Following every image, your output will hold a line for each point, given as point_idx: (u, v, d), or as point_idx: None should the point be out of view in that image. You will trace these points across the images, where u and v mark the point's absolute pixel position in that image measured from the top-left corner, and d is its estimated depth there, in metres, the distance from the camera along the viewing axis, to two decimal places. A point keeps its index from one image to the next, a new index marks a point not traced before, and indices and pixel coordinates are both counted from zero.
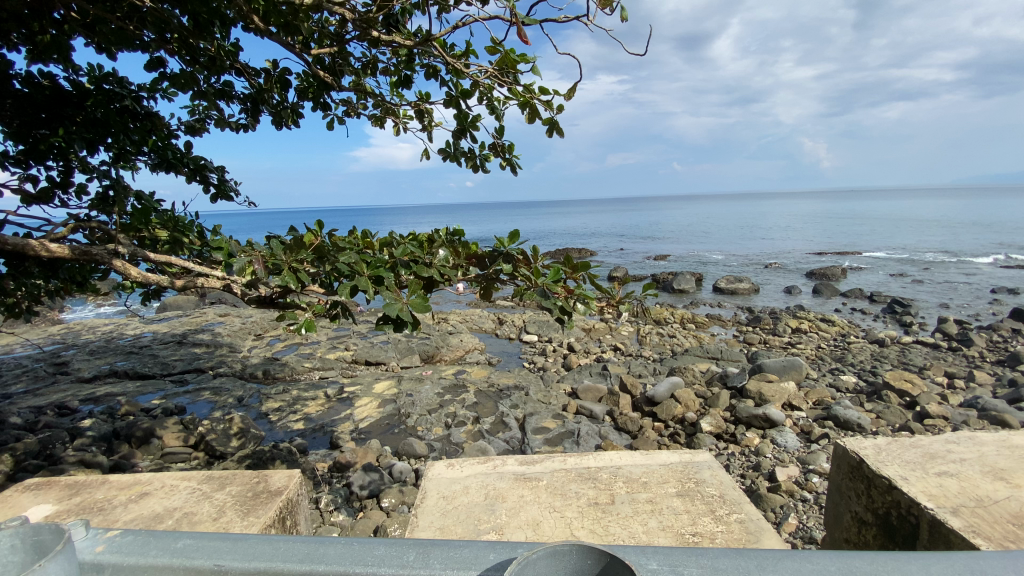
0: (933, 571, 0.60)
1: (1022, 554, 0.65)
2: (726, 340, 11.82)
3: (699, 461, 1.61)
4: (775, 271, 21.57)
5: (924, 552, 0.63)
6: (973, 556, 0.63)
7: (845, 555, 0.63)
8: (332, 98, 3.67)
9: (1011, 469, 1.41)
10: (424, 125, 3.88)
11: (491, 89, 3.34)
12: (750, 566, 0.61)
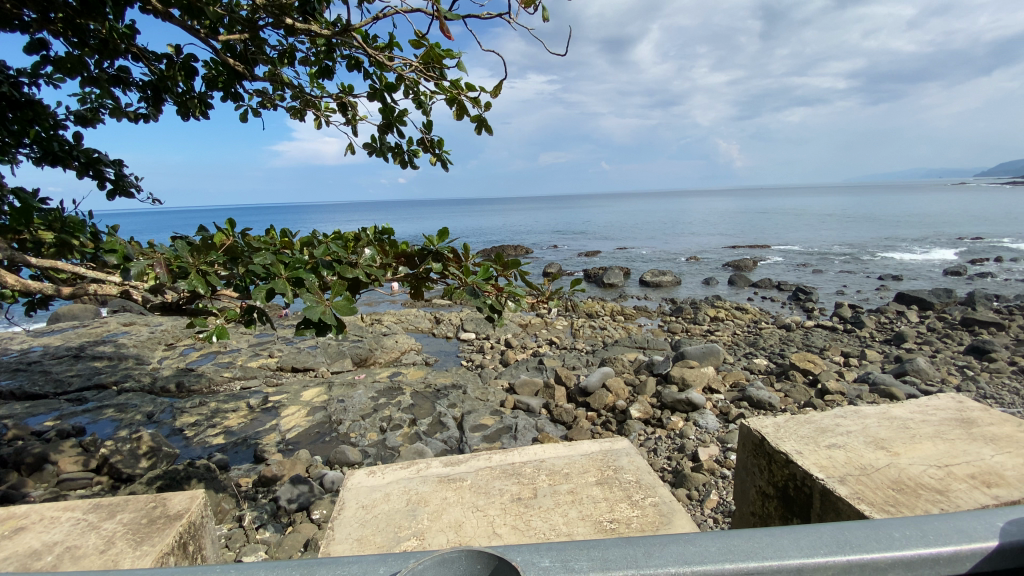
0: (801, 546, 0.64)
1: (910, 520, 0.72)
2: (652, 330, 12.42)
3: (617, 449, 1.65)
4: (696, 264, 22.91)
5: (799, 528, 0.68)
6: (844, 528, 0.69)
7: (727, 536, 0.66)
8: (245, 88, 3.40)
9: (889, 438, 1.54)
10: (347, 119, 3.72)
11: (416, 83, 3.25)
12: (638, 555, 0.62)
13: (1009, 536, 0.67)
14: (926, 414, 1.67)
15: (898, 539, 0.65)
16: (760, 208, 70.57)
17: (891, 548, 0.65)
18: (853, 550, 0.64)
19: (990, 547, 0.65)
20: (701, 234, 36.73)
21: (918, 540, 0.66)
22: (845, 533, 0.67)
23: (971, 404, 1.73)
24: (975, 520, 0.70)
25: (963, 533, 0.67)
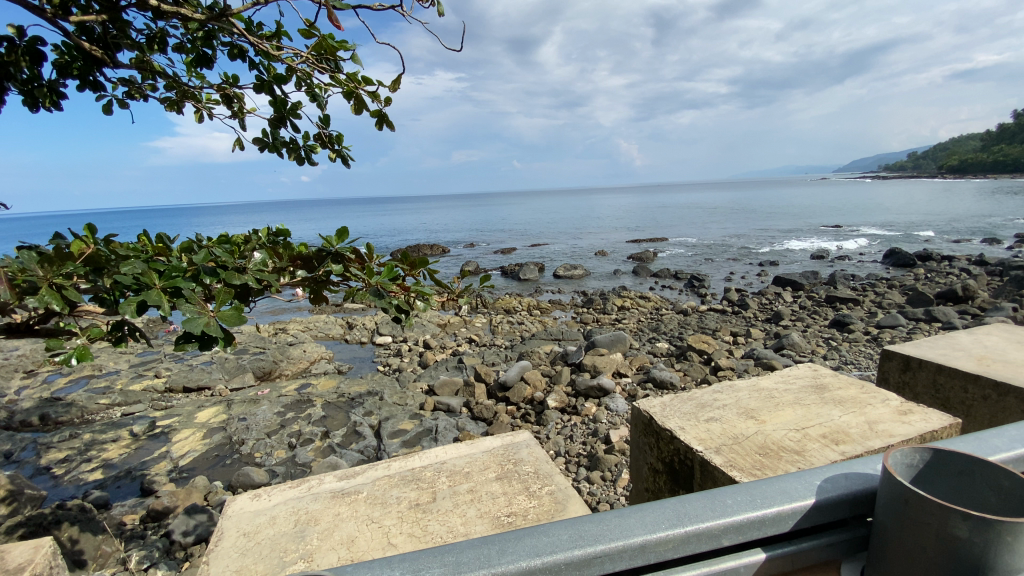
0: (648, 525, 0.67)
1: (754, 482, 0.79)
2: (566, 322, 12.85)
3: (518, 441, 1.66)
4: (604, 257, 24.04)
5: (647, 505, 0.71)
6: (685, 500, 0.74)
7: (578, 522, 0.68)
8: (108, 78, 2.96)
9: (758, 408, 1.69)
10: (233, 112, 3.39)
11: (308, 76, 3.04)
12: (492, 556, 0.63)
13: (826, 492, 0.76)
14: (787, 382, 1.86)
15: (731, 505, 0.71)
16: (659, 204, 75.75)
17: (723, 513, 0.70)
18: (691, 519, 0.68)
19: (811, 502, 0.74)
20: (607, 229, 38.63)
21: (752, 505, 0.72)
22: (686, 505, 0.71)
23: (823, 371, 1.96)
24: (797, 479, 0.79)
25: (791, 494, 0.75)
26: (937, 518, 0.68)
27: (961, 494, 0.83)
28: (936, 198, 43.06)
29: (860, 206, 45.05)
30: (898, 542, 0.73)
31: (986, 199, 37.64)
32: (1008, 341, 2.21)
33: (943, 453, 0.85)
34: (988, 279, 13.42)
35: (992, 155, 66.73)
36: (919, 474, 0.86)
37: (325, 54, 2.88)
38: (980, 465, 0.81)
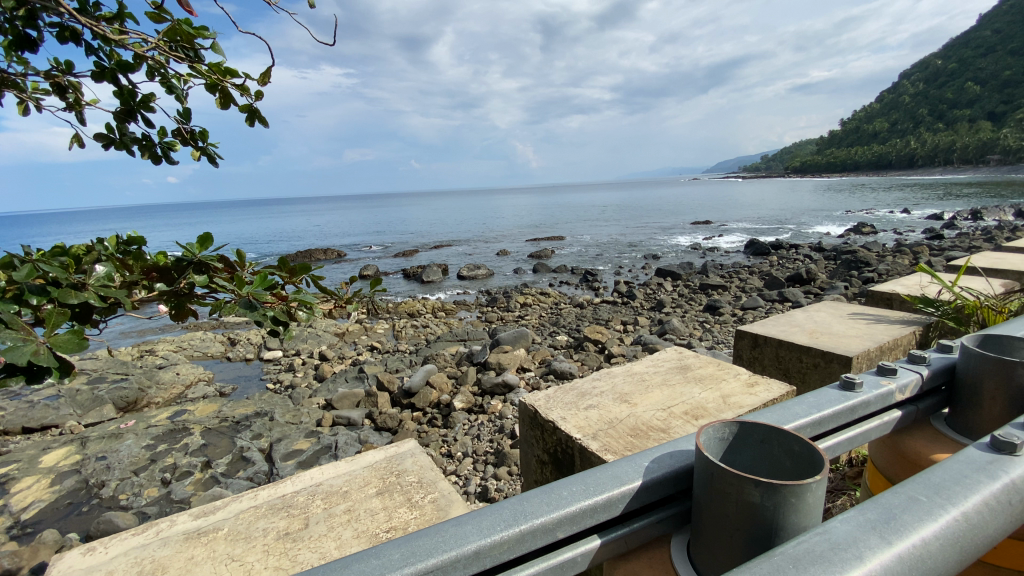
0: (485, 530, 0.52)
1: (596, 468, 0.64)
2: (471, 322, 12.85)
3: (403, 451, 1.59)
4: (505, 256, 24.43)
5: (481, 509, 0.56)
6: (528, 496, 0.59)
7: (411, 539, 0.52)
8: None
9: (631, 391, 1.81)
10: (68, 103, 2.86)
11: (162, 67, 2.49)
12: None
13: (651, 473, 0.61)
14: (657, 366, 2.01)
15: (567, 497, 0.57)
16: (555, 203, 78.88)
17: (567, 507, 0.56)
18: (527, 517, 0.54)
19: (637, 486, 0.60)
20: (507, 228, 39.34)
21: (585, 494, 0.58)
22: (524, 503, 0.57)
23: (687, 353, 2.14)
24: (626, 464, 0.64)
25: (616, 477, 0.60)
26: (736, 488, 0.52)
27: (766, 468, 0.61)
28: (784, 195, 49.74)
29: (727, 203, 50.71)
30: (711, 529, 0.55)
31: (822, 194, 44.34)
32: (832, 316, 2.57)
33: (749, 417, 0.63)
34: (825, 263, 15.75)
35: (824, 156, 78.62)
36: (726, 450, 0.64)
37: (179, 41, 2.32)
38: (781, 430, 0.61)
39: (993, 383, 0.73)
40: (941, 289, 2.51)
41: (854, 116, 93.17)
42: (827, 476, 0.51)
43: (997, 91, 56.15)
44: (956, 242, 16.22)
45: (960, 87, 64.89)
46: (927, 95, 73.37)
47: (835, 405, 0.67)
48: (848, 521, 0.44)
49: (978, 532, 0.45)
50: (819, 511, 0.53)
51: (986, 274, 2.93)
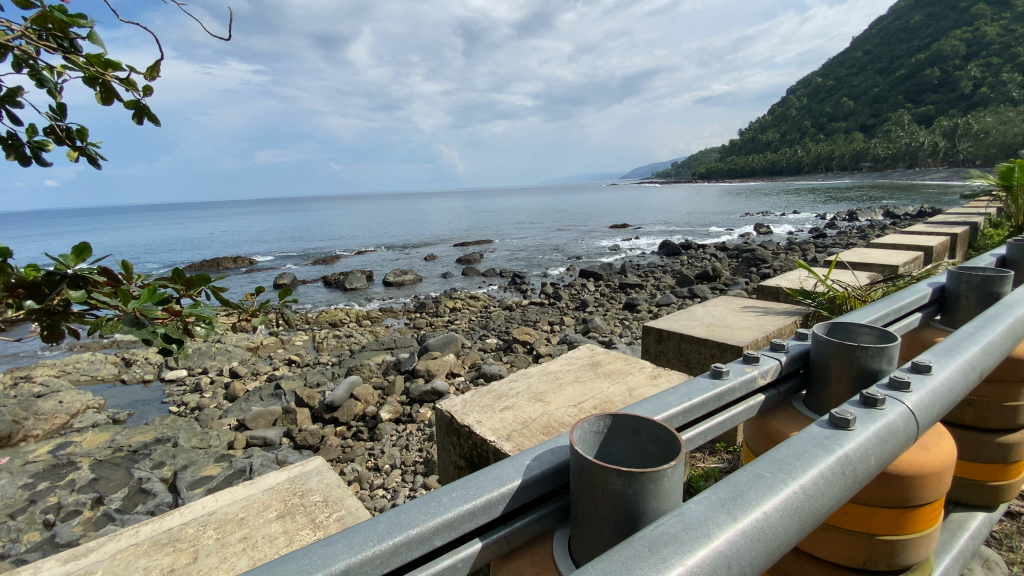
0: (357, 546, 0.50)
1: (480, 472, 0.64)
2: (398, 329, 12.51)
3: (308, 470, 1.51)
4: (433, 261, 24.09)
5: (354, 525, 0.53)
6: (408, 508, 0.57)
7: (285, 560, 0.49)
8: None
9: (545, 391, 1.84)
10: None
11: (31, 57, 2.15)
12: None
13: (530, 471, 0.62)
14: (570, 364, 2.07)
15: (445, 504, 0.56)
16: (482, 207, 79.05)
17: (446, 515, 0.55)
18: (403, 527, 0.53)
19: (516, 486, 0.60)
20: (434, 232, 38.82)
21: (465, 500, 0.57)
22: (401, 515, 0.55)
23: (599, 350, 2.23)
24: (508, 464, 0.64)
25: (495, 480, 0.60)
26: (602, 479, 0.53)
27: (638, 457, 0.62)
28: (695, 199, 53.35)
29: (644, 206, 53.52)
30: (584, 520, 0.56)
31: (727, 199, 48.12)
32: (727, 309, 2.79)
33: (620, 410, 0.64)
34: (730, 261, 17.07)
35: (727, 164, 85.40)
36: (601, 443, 0.65)
37: (51, 29, 1.99)
38: (651, 421, 0.63)
39: (839, 364, 0.80)
40: (816, 283, 2.81)
41: (751, 126, 101.97)
42: (683, 460, 0.54)
43: (867, 107, 63.94)
44: (837, 240, 18.23)
45: (837, 102, 73.18)
46: (810, 109, 82.01)
47: (703, 392, 0.71)
48: (702, 502, 0.47)
49: (815, 500, 0.49)
50: (679, 494, 0.55)
51: (853, 268, 3.32)
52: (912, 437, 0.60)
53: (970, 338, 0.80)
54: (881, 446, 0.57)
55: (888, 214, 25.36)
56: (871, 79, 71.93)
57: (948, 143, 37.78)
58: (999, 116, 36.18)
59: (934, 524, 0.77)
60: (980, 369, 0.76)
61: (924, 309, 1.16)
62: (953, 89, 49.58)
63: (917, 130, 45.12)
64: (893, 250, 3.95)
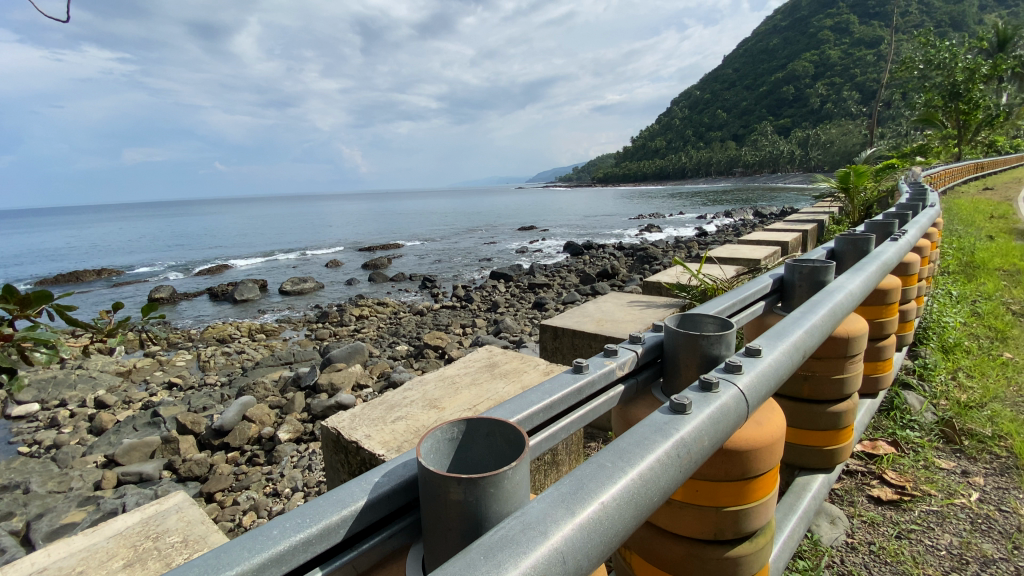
0: None
1: (327, 496, 0.60)
2: (298, 342, 11.70)
3: (165, 509, 1.36)
4: (335, 268, 22.85)
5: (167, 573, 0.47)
6: (232, 546, 0.52)
7: None
8: None
9: (439, 397, 1.80)
10: None
11: None
12: None
13: (378, 490, 0.59)
14: (465, 367, 2.05)
15: (274, 536, 0.52)
16: (387, 210, 76.66)
17: (275, 544, 0.51)
18: (226, 565, 0.48)
19: (362, 505, 0.58)
20: (336, 237, 36.90)
21: (301, 529, 0.54)
22: (221, 554, 0.50)
23: (496, 351, 2.23)
24: (356, 484, 0.61)
25: (338, 501, 0.57)
26: (442, 487, 0.52)
27: (492, 459, 0.62)
28: (596, 202, 56.10)
29: (549, 208, 55.21)
30: (433, 533, 0.54)
31: (624, 201, 51.19)
32: (616, 305, 2.95)
33: (476, 414, 0.63)
34: (627, 259, 18.19)
35: (622, 169, 90.85)
36: (455, 450, 0.63)
37: None
38: (507, 421, 0.63)
39: (686, 353, 0.86)
40: (690, 277, 3.06)
41: (642, 133, 109.53)
42: (526, 459, 0.54)
43: (738, 118, 71.68)
44: (717, 238, 20.17)
45: (713, 114, 81.19)
46: (691, 119, 90.08)
47: (564, 388, 0.73)
48: (545, 499, 0.47)
49: (649, 485, 0.51)
50: (525, 493, 0.55)
51: (723, 263, 3.68)
52: (742, 416, 0.66)
53: (797, 322, 0.90)
54: (714, 427, 0.61)
55: (758, 213, 28.62)
56: (740, 94, 80.68)
57: (802, 151, 43.45)
58: (840, 128, 42.36)
59: (771, 493, 0.85)
60: (804, 350, 0.86)
61: (767, 298, 1.30)
62: (804, 104, 57.10)
63: (778, 139, 51.31)
64: (758, 246, 4.44)
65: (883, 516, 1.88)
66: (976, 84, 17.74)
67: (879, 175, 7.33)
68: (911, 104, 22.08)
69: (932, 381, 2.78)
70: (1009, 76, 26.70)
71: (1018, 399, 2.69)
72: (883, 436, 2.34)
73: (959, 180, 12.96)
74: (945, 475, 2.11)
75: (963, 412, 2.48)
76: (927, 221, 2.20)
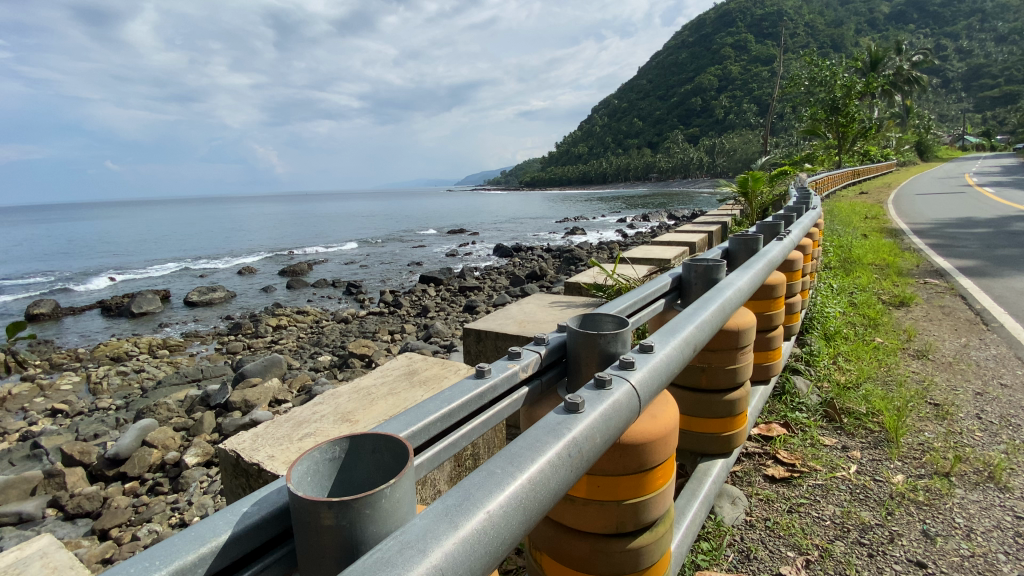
0: None
1: (185, 533, 0.56)
2: (208, 356, 10.78)
3: (28, 555, 1.20)
4: (249, 276, 21.35)
5: None
6: None
7: None
8: None
9: (353, 409, 1.72)
10: None
11: None
12: None
13: (243, 523, 0.58)
14: (383, 377, 1.97)
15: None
16: (306, 213, 72.77)
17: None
18: None
19: (225, 541, 0.55)
20: (251, 242, 34.55)
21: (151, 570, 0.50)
22: None
23: (415, 358, 2.17)
24: (221, 518, 0.58)
25: (197, 537, 0.55)
26: (314, 512, 0.50)
27: (379, 474, 0.61)
28: (523, 205, 56.93)
29: (477, 211, 55.36)
30: (308, 558, 0.53)
31: (550, 204, 52.43)
32: (538, 306, 2.99)
33: (361, 430, 0.62)
34: (553, 261, 18.62)
35: (547, 173, 92.83)
36: (336, 471, 0.61)
37: None
38: (393, 434, 0.62)
39: (587, 351, 0.88)
40: (606, 277, 3.18)
41: (565, 137, 112.68)
42: (406, 475, 0.53)
43: (653, 126, 75.97)
44: (636, 240, 21.22)
45: (631, 122, 85.34)
46: (610, 126, 94.12)
47: (463, 395, 0.72)
48: (426, 515, 0.45)
49: (541, 487, 0.51)
50: (405, 508, 0.55)
51: (637, 263, 3.85)
52: (634, 410, 0.69)
53: (688, 318, 0.95)
54: (606, 425, 0.63)
55: (673, 216, 30.43)
56: (655, 104, 85.55)
57: (710, 159, 46.88)
58: (742, 137, 46.15)
59: (667, 484, 0.89)
60: (694, 344, 0.91)
61: (666, 295, 1.38)
62: (710, 115, 61.63)
63: (689, 146, 54.89)
64: (671, 247, 4.70)
65: (776, 493, 2.05)
66: (851, 100, 20.09)
67: (773, 180, 8.03)
68: (800, 117, 24.54)
69: (817, 366, 3.09)
70: (879, 94, 30.43)
71: (886, 378, 3.05)
72: (776, 419, 2.55)
73: (840, 185, 14.57)
74: (828, 451, 2.35)
75: (842, 393, 2.77)
76: (808, 222, 2.43)
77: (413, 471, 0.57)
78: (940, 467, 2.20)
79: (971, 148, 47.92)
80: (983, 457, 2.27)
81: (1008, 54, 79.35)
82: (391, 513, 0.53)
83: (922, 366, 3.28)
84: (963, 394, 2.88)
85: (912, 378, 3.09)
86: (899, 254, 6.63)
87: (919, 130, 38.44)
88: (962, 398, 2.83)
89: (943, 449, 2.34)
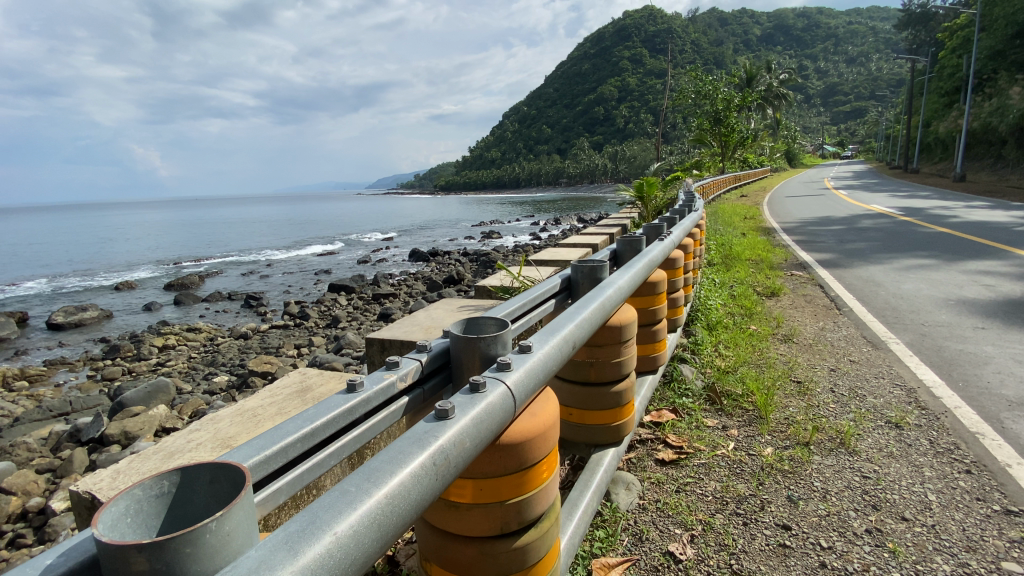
0: None
1: None
2: (78, 386, 9.43)
3: None
4: (128, 292, 18.99)
5: None
6: None
7: None
8: None
9: (235, 434, 1.59)
10: None
11: None
12: None
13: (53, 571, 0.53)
14: (272, 396, 1.85)
15: None
16: (196, 220, 66.13)
17: None
18: None
19: None
20: (132, 254, 30.82)
21: None
22: None
23: (310, 373, 2.06)
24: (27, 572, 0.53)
25: None
26: (126, 554, 0.48)
27: (215, 505, 0.59)
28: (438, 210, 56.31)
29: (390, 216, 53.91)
30: None
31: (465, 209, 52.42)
32: (446, 311, 2.97)
33: (196, 462, 0.60)
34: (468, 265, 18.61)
35: (461, 177, 92.61)
36: (166, 509, 0.58)
37: None
38: (237, 464, 0.60)
39: (468, 355, 0.89)
40: (513, 280, 3.25)
41: (476, 143, 113.35)
42: (240, 505, 0.53)
43: (560, 133, 78.86)
44: (547, 242, 21.84)
45: (540, 129, 87.95)
46: (521, 133, 96.19)
47: (331, 411, 0.71)
48: (266, 544, 0.45)
49: (395, 501, 0.53)
50: (238, 541, 0.54)
51: (542, 265, 3.97)
52: (508, 410, 0.72)
53: (568, 318, 0.99)
54: (475, 428, 0.65)
55: (581, 219, 31.71)
56: (562, 112, 88.93)
57: (613, 165, 49.60)
58: (641, 144, 49.26)
59: (549, 478, 0.91)
60: (572, 341, 0.95)
61: (557, 296, 1.43)
62: (613, 124, 65.27)
63: (594, 154, 57.75)
64: (576, 248, 4.90)
65: (666, 475, 2.20)
66: (730, 112, 22.28)
67: (666, 185, 8.65)
68: (689, 126, 26.72)
69: (702, 354, 3.37)
70: (753, 108, 34.11)
71: (759, 360, 3.41)
72: (667, 406, 2.75)
73: (723, 189, 16.08)
74: (711, 431, 2.56)
75: (722, 376, 3.06)
76: (690, 223, 2.63)
77: (253, 499, 0.56)
78: (802, 438, 2.48)
79: (829, 155, 55.16)
80: (835, 425, 2.61)
81: (853, 77, 92.25)
82: (207, 546, 0.51)
83: (789, 348, 3.71)
84: (820, 370, 3.30)
85: (780, 359, 3.48)
86: (771, 250, 7.44)
87: (788, 140, 43.57)
88: (819, 374, 3.23)
89: (803, 421, 2.65)
